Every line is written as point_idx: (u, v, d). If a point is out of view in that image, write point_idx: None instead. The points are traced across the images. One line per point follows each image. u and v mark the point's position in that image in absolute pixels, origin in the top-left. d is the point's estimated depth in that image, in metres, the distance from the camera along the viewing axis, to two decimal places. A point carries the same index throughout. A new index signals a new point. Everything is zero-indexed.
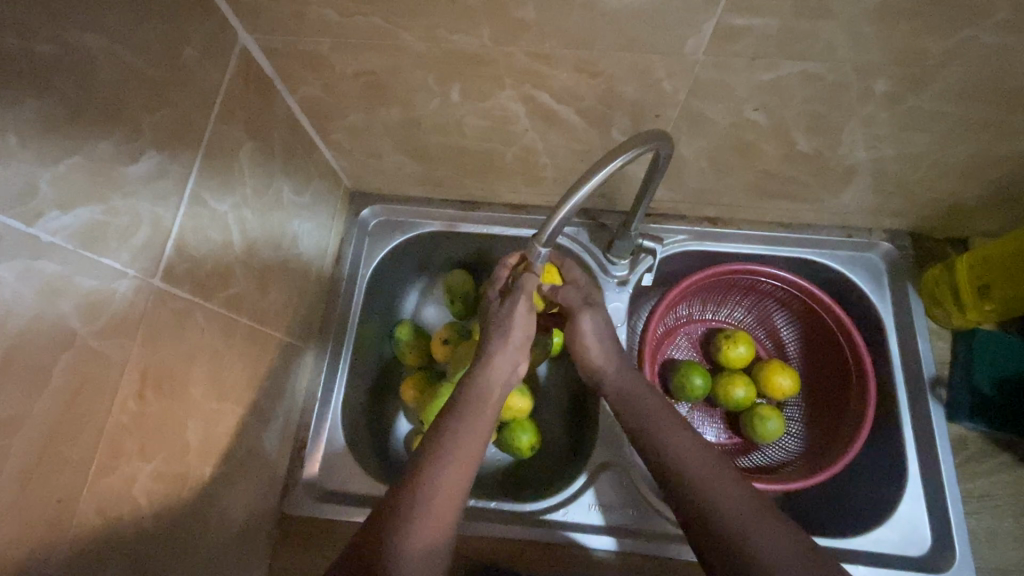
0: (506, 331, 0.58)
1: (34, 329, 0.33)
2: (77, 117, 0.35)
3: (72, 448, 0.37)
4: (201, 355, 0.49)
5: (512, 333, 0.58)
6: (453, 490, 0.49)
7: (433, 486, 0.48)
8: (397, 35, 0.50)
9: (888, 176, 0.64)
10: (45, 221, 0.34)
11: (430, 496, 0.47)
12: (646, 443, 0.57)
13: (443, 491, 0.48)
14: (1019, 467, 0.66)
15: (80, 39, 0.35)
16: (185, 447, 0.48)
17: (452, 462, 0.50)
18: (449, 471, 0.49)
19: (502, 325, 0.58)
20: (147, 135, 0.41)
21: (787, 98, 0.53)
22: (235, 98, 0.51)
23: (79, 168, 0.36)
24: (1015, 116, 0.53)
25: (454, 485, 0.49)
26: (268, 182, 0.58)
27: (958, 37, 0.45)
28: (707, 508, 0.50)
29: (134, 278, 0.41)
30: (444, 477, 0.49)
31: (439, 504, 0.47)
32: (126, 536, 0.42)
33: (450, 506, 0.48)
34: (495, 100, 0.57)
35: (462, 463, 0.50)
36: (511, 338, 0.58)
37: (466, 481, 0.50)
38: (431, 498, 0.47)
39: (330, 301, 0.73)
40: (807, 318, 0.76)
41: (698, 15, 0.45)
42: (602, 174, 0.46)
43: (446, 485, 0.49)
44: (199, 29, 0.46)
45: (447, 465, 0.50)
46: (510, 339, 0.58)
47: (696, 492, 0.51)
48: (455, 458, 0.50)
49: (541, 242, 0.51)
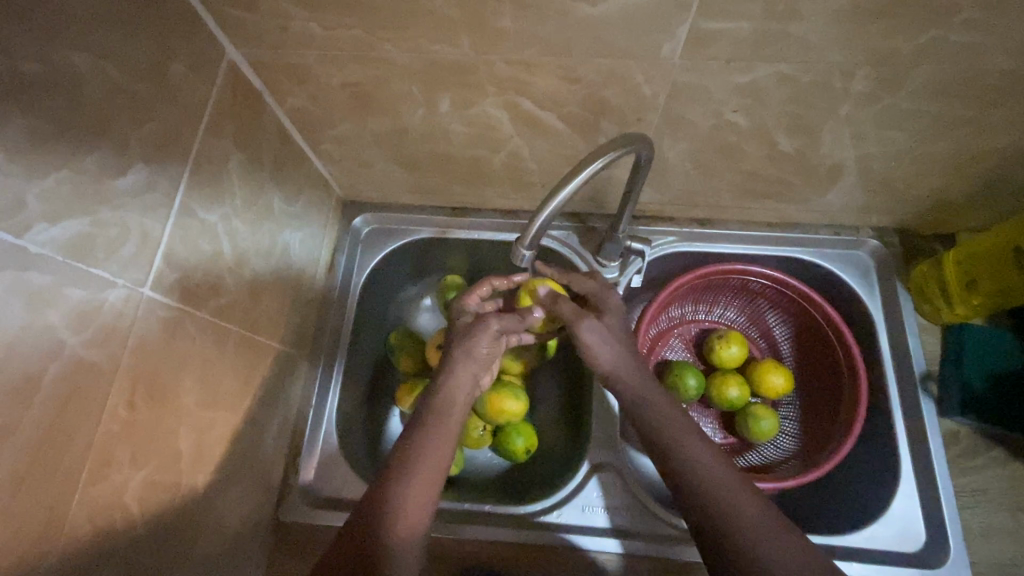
0: (472, 340, 0.58)
1: (22, 340, 0.34)
2: (64, 133, 0.36)
3: (61, 459, 0.37)
4: (193, 364, 0.50)
5: (476, 349, 0.58)
6: (422, 500, 0.49)
7: (405, 497, 0.49)
8: (381, 46, 0.51)
9: (873, 174, 0.65)
10: (33, 233, 0.35)
11: (402, 504, 0.48)
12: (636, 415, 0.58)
13: (413, 501, 0.49)
14: (1012, 461, 0.66)
15: (66, 57, 0.36)
16: (176, 455, 0.49)
17: (421, 472, 0.51)
18: (419, 482, 0.50)
19: (465, 342, 0.59)
20: (134, 149, 0.42)
21: (765, 100, 0.54)
22: (224, 112, 0.53)
23: (67, 182, 0.37)
24: (993, 111, 0.53)
25: (423, 496, 0.49)
26: (257, 194, 0.59)
27: (928, 36, 0.46)
28: (685, 479, 0.52)
29: (124, 288, 0.41)
30: (414, 487, 0.49)
31: (411, 512, 0.48)
32: (117, 544, 0.43)
33: (420, 515, 0.49)
34: (480, 108, 0.58)
35: (429, 473, 0.51)
36: (475, 354, 0.58)
37: (435, 488, 0.51)
38: (403, 506, 0.48)
39: (324, 309, 0.74)
40: (798, 317, 0.76)
41: (672, 21, 0.46)
42: (578, 181, 0.47)
43: (416, 495, 0.49)
44: (186, 46, 0.47)
45: (417, 475, 0.50)
46: (474, 354, 0.58)
47: (675, 468, 0.53)
48: (422, 467, 0.51)
49: (524, 246, 0.54)
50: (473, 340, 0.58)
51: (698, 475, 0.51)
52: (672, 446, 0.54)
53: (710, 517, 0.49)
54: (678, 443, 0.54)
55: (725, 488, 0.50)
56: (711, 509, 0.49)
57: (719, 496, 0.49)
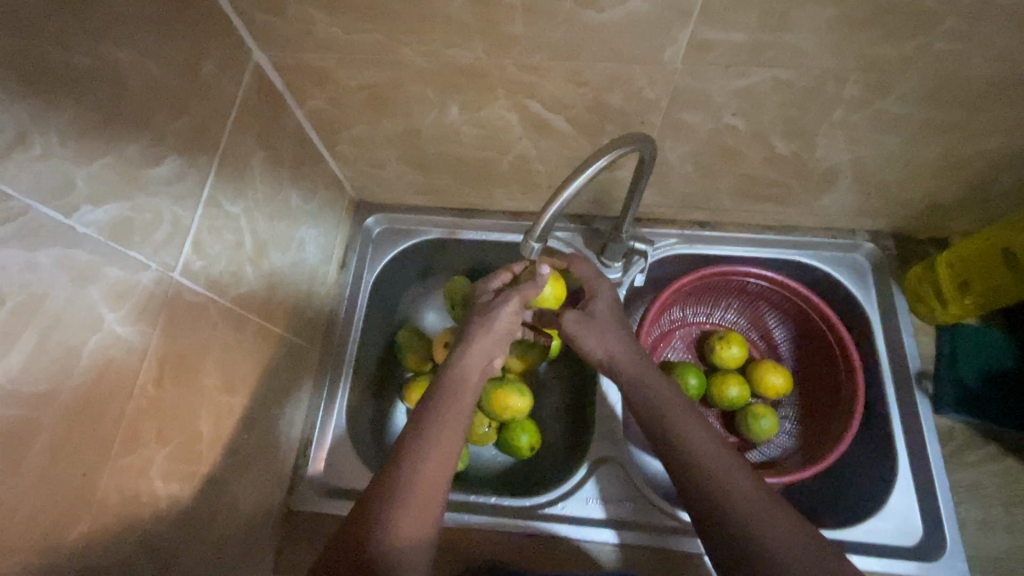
0: (493, 315, 0.60)
1: (68, 311, 0.36)
2: (109, 123, 0.39)
3: (96, 428, 0.39)
4: (214, 348, 0.52)
5: (496, 323, 0.60)
6: (434, 483, 0.49)
7: (414, 477, 0.49)
8: (398, 50, 0.54)
9: (867, 177, 0.67)
10: (80, 214, 0.37)
11: (414, 486, 0.48)
12: (635, 400, 0.59)
13: (424, 482, 0.48)
14: (1006, 457, 0.67)
15: (113, 54, 0.39)
16: (197, 436, 0.51)
17: (434, 452, 0.51)
18: (431, 462, 0.50)
19: (486, 315, 0.60)
20: (169, 141, 0.45)
21: (762, 104, 0.57)
22: (249, 111, 0.56)
23: (110, 169, 0.40)
24: (980, 116, 0.56)
25: (436, 476, 0.49)
26: (277, 190, 0.62)
27: (914, 43, 0.48)
28: (683, 461, 0.53)
29: (156, 271, 0.44)
30: (425, 469, 0.49)
31: (421, 490, 0.48)
32: (142, 517, 0.45)
33: (431, 499, 0.48)
34: (490, 110, 0.61)
35: (442, 453, 0.51)
36: (495, 328, 0.60)
37: (447, 472, 0.51)
38: (414, 487, 0.48)
39: (336, 305, 0.76)
40: (798, 318, 0.78)
41: (673, 28, 0.49)
42: (582, 177, 0.49)
43: (427, 478, 0.49)
44: (216, 47, 0.50)
45: (428, 460, 0.50)
46: (493, 329, 0.60)
47: (673, 452, 0.54)
48: (435, 447, 0.51)
49: (534, 239, 0.55)
50: (491, 316, 0.60)
51: (694, 459, 0.52)
52: (670, 431, 0.55)
53: (707, 499, 0.50)
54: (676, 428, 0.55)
55: (723, 473, 0.51)
56: (712, 504, 0.50)
57: (716, 480, 0.51)
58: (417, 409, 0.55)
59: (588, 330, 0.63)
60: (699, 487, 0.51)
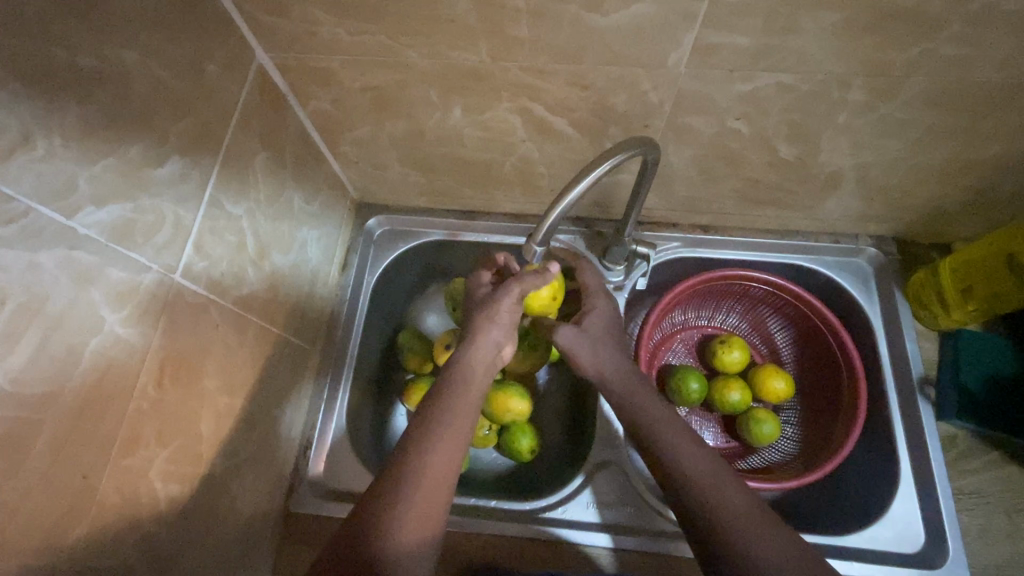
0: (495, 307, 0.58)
1: (70, 312, 0.36)
2: (112, 124, 0.39)
3: (97, 430, 0.39)
4: (214, 351, 0.52)
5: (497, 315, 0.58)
6: (435, 500, 0.48)
7: (413, 492, 0.47)
8: (402, 52, 0.54)
9: (870, 182, 0.67)
10: (82, 215, 0.37)
11: (413, 502, 0.47)
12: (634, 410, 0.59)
13: (424, 498, 0.47)
14: (1009, 464, 0.67)
15: (116, 54, 0.39)
16: (198, 437, 0.50)
17: (432, 466, 0.49)
18: (431, 477, 0.48)
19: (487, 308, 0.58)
20: (172, 142, 0.45)
21: (766, 108, 0.57)
22: (253, 112, 0.56)
23: (113, 169, 0.39)
24: (985, 123, 0.56)
25: (435, 494, 0.48)
26: (280, 191, 0.62)
27: (919, 48, 0.48)
28: (680, 477, 0.52)
29: (157, 272, 0.44)
30: (426, 485, 0.48)
31: (428, 487, 0.48)
32: (143, 518, 0.45)
33: (432, 516, 0.47)
34: (494, 113, 0.61)
35: (448, 452, 0.51)
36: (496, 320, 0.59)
37: (448, 487, 0.49)
38: (413, 503, 0.47)
39: (337, 307, 0.77)
40: (800, 323, 0.78)
41: (677, 33, 0.49)
42: (586, 181, 0.49)
43: (429, 495, 0.48)
44: (220, 48, 0.50)
45: (428, 474, 0.49)
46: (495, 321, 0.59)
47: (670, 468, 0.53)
48: (440, 446, 0.51)
49: (535, 242, 0.55)
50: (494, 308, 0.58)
51: (690, 476, 0.52)
52: (666, 447, 0.55)
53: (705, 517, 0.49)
54: (672, 444, 0.55)
55: (722, 492, 0.50)
56: (700, 516, 0.50)
57: (714, 498, 0.50)
58: (421, 409, 0.55)
59: (591, 337, 0.63)
60: (698, 504, 0.50)
